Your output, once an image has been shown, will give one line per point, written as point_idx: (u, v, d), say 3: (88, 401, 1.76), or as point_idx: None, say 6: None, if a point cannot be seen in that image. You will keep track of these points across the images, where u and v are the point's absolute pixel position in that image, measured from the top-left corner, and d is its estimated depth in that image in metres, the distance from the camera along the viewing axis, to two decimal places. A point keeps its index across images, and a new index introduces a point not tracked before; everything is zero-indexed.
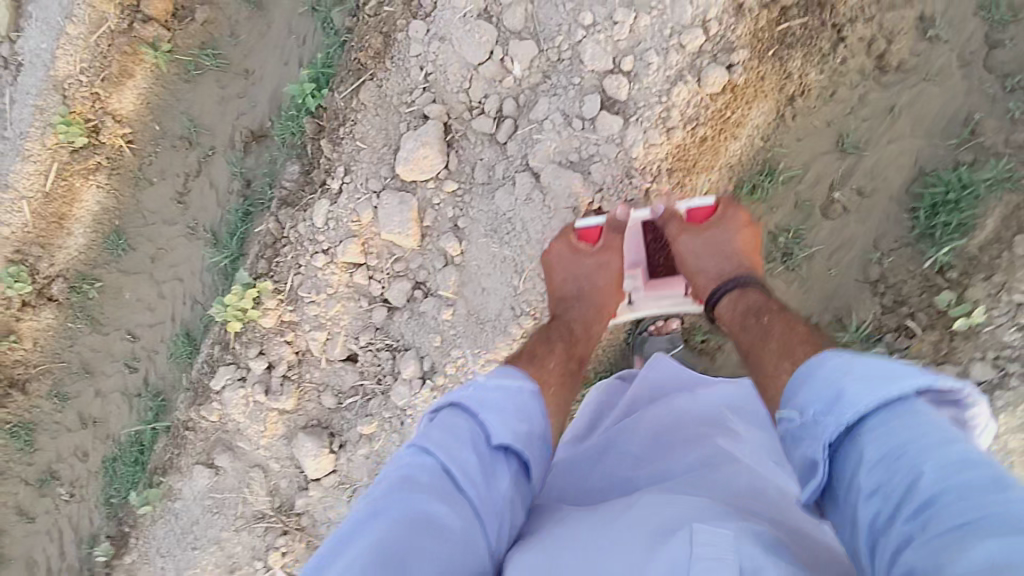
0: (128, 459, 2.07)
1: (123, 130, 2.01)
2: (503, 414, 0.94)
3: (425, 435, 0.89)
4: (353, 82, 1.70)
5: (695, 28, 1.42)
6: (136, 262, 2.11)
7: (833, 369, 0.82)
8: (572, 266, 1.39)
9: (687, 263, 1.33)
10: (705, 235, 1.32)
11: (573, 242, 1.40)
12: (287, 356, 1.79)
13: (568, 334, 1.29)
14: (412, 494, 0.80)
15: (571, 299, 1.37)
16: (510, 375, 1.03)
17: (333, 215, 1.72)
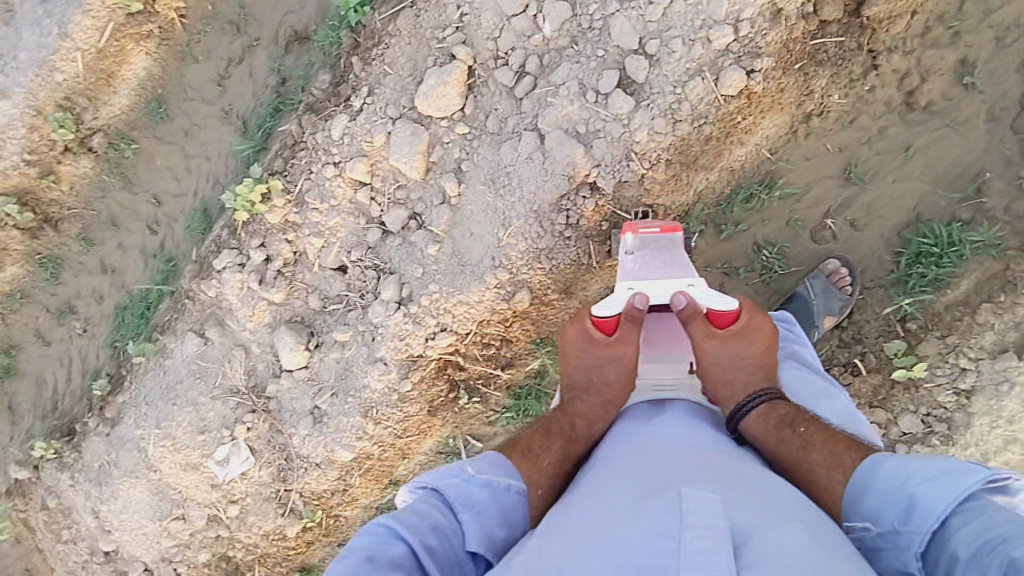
0: (136, 310, 2.24)
1: (177, 4, 2.11)
2: (474, 504, 1.12)
3: (395, 515, 1.07)
4: (394, 6, 1.74)
5: (725, 26, 1.41)
6: (171, 132, 2.23)
7: (893, 478, 1.03)
8: (584, 355, 1.38)
9: (714, 371, 1.31)
10: (730, 345, 1.31)
11: (589, 330, 1.39)
12: (285, 254, 1.92)
13: (568, 430, 1.30)
14: (380, 563, 0.97)
15: (579, 388, 1.37)
16: (503, 470, 1.20)
17: (349, 131, 1.80)
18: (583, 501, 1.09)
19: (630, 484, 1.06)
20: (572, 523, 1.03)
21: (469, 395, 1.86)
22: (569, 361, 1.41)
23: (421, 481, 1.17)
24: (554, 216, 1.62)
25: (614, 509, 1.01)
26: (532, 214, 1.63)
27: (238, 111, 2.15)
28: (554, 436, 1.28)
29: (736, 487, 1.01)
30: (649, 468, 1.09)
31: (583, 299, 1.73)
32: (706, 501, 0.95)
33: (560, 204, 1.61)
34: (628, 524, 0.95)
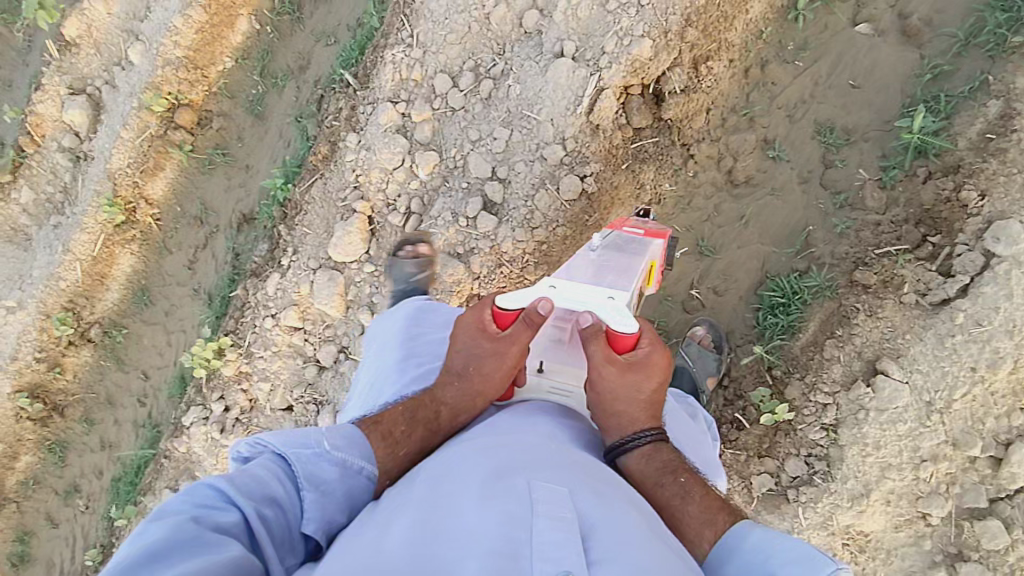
0: (126, 480, 2.45)
1: (152, 211, 2.52)
2: (325, 482, 0.98)
3: (227, 482, 0.89)
4: (309, 179, 2.11)
5: (554, 145, 1.70)
6: (154, 314, 2.58)
7: (759, 550, 0.92)
8: (469, 338, 1.11)
9: (602, 402, 1.05)
10: (628, 374, 1.04)
11: (483, 318, 1.09)
12: (241, 402, 2.15)
13: (432, 420, 1.11)
14: (206, 528, 0.80)
15: (453, 372, 1.13)
16: (356, 446, 1.04)
17: (282, 286, 2.08)
18: (415, 480, 0.92)
19: (472, 463, 0.91)
20: (399, 507, 0.86)
21: None
22: (454, 337, 1.15)
23: (266, 443, 1.01)
24: None
25: (455, 492, 0.85)
26: None
27: (206, 285, 2.50)
28: (416, 424, 1.10)
29: (589, 478, 0.91)
30: (493, 447, 0.95)
31: None
32: (558, 492, 0.83)
33: None
34: (472, 509, 0.80)
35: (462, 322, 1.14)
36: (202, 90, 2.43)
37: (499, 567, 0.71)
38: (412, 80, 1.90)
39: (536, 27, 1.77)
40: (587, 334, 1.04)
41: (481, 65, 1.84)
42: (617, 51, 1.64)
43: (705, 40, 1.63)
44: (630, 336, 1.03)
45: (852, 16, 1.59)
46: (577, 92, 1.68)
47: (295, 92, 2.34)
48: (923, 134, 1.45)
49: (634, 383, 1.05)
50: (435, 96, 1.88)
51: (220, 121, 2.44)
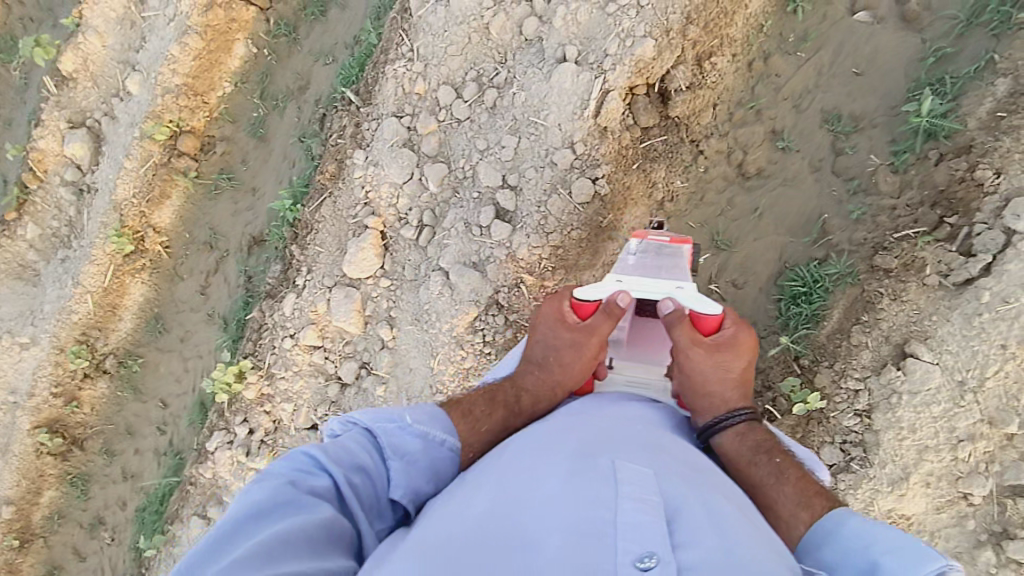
0: (151, 510, 2.44)
1: (161, 238, 2.52)
2: (409, 453, 1.09)
3: (319, 449, 1.02)
4: (318, 198, 2.11)
5: (564, 149, 1.70)
6: (169, 342, 2.58)
7: (856, 538, 0.97)
8: (550, 332, 1.33)
9: (694, 382, 1.24)
10: (714, 354, 1.24)
11: (563, 311, 1.33)
12: (264, 424, 2.15)
13: (513, 402, 1.29)
14: (302, 491, 0.93)
15: (535, 362, 1.34)
16: (437, 422, 1.17)
17: (298, 306, 2.08)
18: (511, 461, 1.03)
19: (561, 447, 1.03)
20: (496, 483, 0.98)
21: None
22: (536, 330, 1.37)
23: (356, 419, 1.14)
24: (471, 337, 1.81)
25: (545, 470, 0.97)
26: (452, 340, 1.83)
27: (219, 310, 2.49)
28: (496, 405, 1.27)
29: (670, 463, 1.01)
30: (581, 434, 1.06)
31: None
32: (642, 475, 0.93)
33: (474, 326, 1.81)
34: (560, 488, 0.91)
35: (543, 317, 1.36)
36: (203, 116, 2.44)
37: (585, 547, 0.81)
38: (416, 93, 1.91)
39: (535, 34, 1.78)
40: (671, 319, 1.25)
41: (484, 74, 1.84)
42: (619, 53, 1.65)
43: (706, 37, 1.63)
44: (710, 321, 1.27)
45: (850, 6, 1.61)
46: (583, 95, 1.68)
47: (297, 113, 2.35)
48: (932, 117, 1.45)
49: (721, 363, 1.24)
50: (439, 108, 1.88)
51: (223, 146, 2.45)
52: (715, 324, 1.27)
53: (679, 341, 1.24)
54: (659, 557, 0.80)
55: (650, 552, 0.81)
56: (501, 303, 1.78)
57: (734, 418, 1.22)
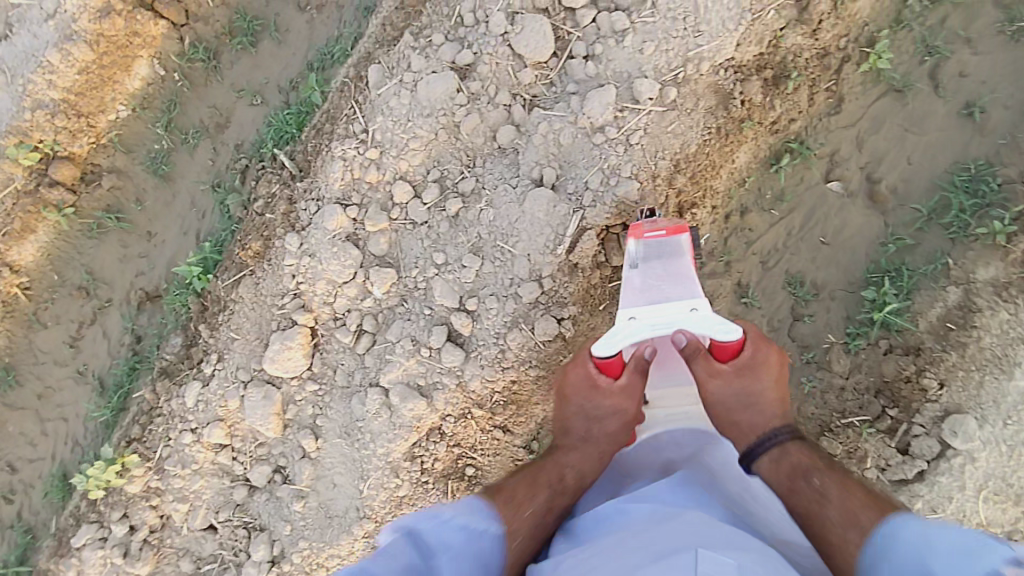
0: None
1: (20, 279, 2.07)
2: (450, 545, 1.07)
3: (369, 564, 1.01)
4: (234, 274, 1.84)
5: (531, 282, 1.59)
6: (23, 398, 2.15)
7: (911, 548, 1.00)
8: (583, 398, 1.37)
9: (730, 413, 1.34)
10: (739, 381, 1.34)
11: (592, 374, 1.36)
12: (150, 520, 1.86)
13: (556, 482, 1.31)
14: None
15: (576, 437, 1.38)
16: (480, 517, 1.16)
17: (203, 398, 1.82)
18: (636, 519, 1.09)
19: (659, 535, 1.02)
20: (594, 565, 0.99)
21: None
22: (568, 400, 1.40)
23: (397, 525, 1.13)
24: (409, 465, 1.69)
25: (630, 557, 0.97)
26: (387, 466, 1.69)
27: (93, 369, 2.12)
28: (540, 487, 1.29)
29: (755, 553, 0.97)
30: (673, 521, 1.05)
31: None
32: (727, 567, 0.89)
33: (412, 452, 1.69)
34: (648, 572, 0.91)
35: (573, 385, 1.39)
36: (87, 142, 2.00)
37: None
38: (366, 182, 1.69)
39: (510, 144, 1.61)
40: (689, 354, 1.36)
41: (447, 177, 1.65)
42: (600, 189, 1.55)
43: (692, 187, 1.56)
44: (723, 348, 1.33)
45: (826, 172, 1.60)
46: (556, 229, 1.57)
47: (210, 155, 2.00)
48: (888, 312, 1.51)
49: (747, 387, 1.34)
50: (392, 204, 1.68)
51: (112, 180, 2.03)
52: (732, 351, 1.33)
53: (698, 374, 1.35)
54: None
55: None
56: (444, 431, 1.68)
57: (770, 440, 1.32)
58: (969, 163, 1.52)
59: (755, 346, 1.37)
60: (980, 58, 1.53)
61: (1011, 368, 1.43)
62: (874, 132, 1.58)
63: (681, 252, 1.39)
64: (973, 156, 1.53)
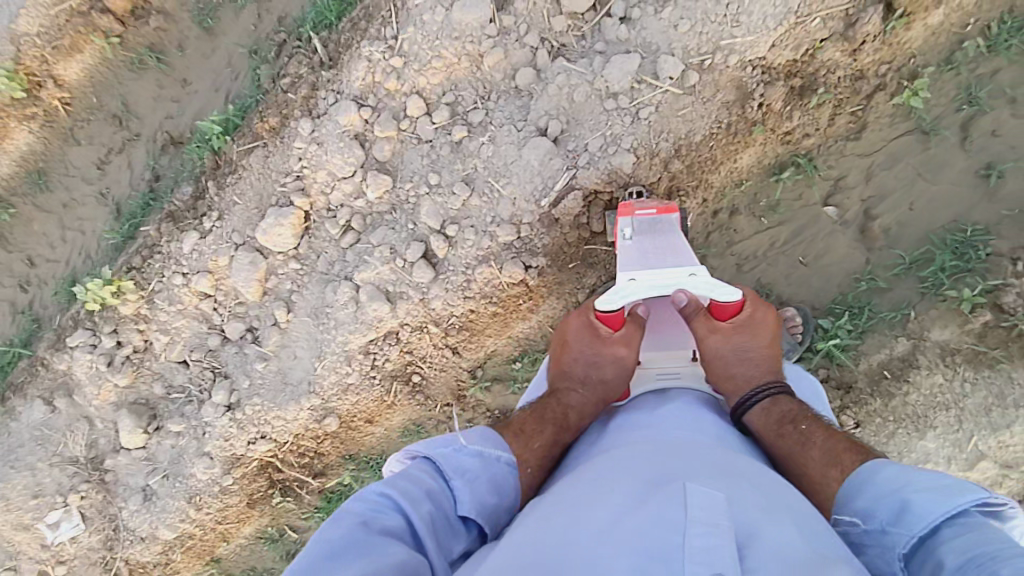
0: None
1: (62, 94, 2.19)
2: (467, 471, 1.13)
3: (383, 485, 1.05)
4: (249, 142, 1.93)
5: (508, 225, 1.66)
6: (50, 202, 2.30)
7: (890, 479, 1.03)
8: (584, 343, 1.43)
9: (716, 366, 1.39)
10: (732, 338, 1.39)
11: (593, 324, 1.43)
12: (135, 342, 2.06)
13: (561, 418, 1.35)
14: (372, 531, 0.95)
15: (575, 380, 1.42)
16: (490, 443, 1.21)
17: (199, 248, 1.98)
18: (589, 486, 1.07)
19: (625, 480, 1.05)
20: (560, 514, 1.00)
21: (283, 494, 2.06)
22: (569, 350, 1.46)
23: (412, 450, 1.17)
24: (362, 357, 1.84)
25: (607, 506, 0.98)
26: (343, 352, 1.84)
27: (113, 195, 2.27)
28: (546, 422, 1.34)
29: (731, 487, 1.00)
30: (634, 467, 1.08)
31: (387, 429, 1.95)
32: (709, 497, 0.92)
33: (368, 348, 1.84)
34: (625, 520, 0.92)
35: (575, 333, 1.46)
36: None
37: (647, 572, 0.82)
38: (385, 88, 1.74)
39: (526, 87, 1.64)
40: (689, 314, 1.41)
41: (460, 103, 1.69)
42: (597, 154, 1.58)
43: (685, 176, 1.58)
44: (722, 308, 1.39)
45: (825, 196, 1.58)
46: (546, 181, 1.62)
47: (254, 20, 2.06)
48: (833, 344, 1.53)
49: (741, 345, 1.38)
50: (404, 116, 1.74)
51: (159, 21, 2.12)
52: (730, 310, 1.40)
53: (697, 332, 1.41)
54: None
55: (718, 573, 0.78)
56: (400, 337, 1.81)
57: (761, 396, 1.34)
58: (967, 225, 1.48)
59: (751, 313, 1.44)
60: (1018, 121, 1.48)
61: (923, 429, 1.47)
62: (886, 168, 1.55)
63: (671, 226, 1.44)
64: (975, 219, 1.49)
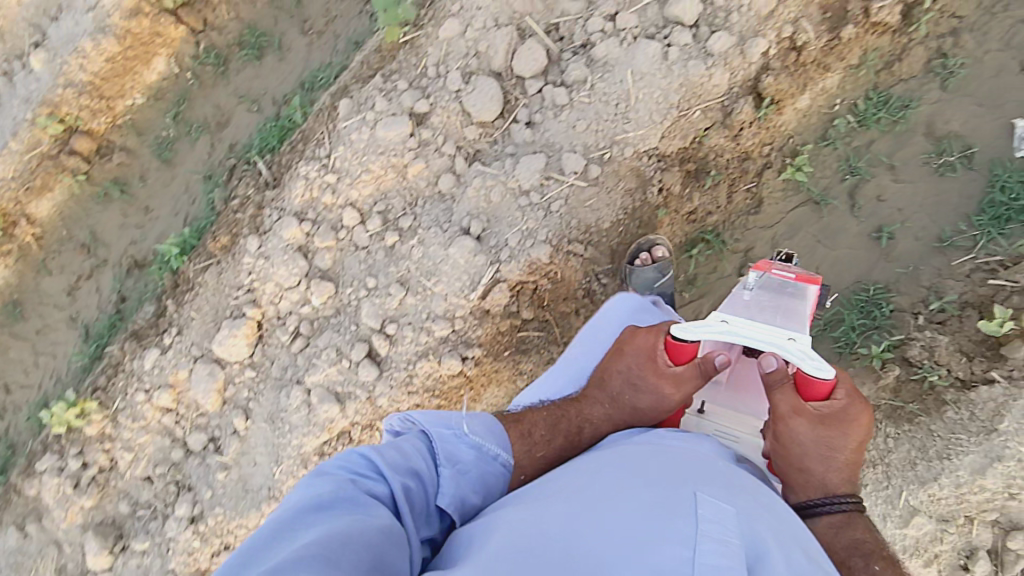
0: None
1: (35, 230, 2.34)
2: (461, 461, 1.17)
3: (377, 450, 1.10)
4: (205, 261, 2.04)
5: (442, 320, 1.74)
6: (25, 330, 2.39)
7: None
8: (635, 363, 1.30)
9: (791, 453, 1.16)
10: (818, 429, 1.14)
11: (656, 350, 1.27)
12: (101, 461, 2.10)
13: (573, 433, 1.32)
14: (359, 490, 1.00)
15: (608, 394, 1.35)
16: (492, 438, 1.24)
17: (159, 364, 2.04)
18: (595, 473, 1.04)
19: (636, 470, 1.02)
20: (570, 498, 0.99)
21: None
22: (621, 358, 1.35)
23: (413, 421, 1.22)
24: (316, 459, 1.89)
25: (618, 494, 0.96)
26: (298, 456, 1.89)
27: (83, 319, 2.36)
28: (557, 431, 1.31)
29: (744, 495, 0.99)
30: (645, 460, 1.06)
31: None
32: (721, 512, 0.91)
33: (322, 449, 1.89)
34: (641, 520, 0.90)
35: (634, 346, 1.33)
36: (104, 121, 2.25)
37: None
38: (322, 203, 1.87)
39: (449, 191, 1.76)
40: (771, 381, 1.19)
41: (390, 210, 1.82)
42: (517, 248, 1.68)
43: (601, 260, 1.69)
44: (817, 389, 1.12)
45: (738, 267, 1.67)
46: (472, 277, 1.71)
47: (208, 149, 2.23)
48: None
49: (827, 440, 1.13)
50: (341, 226, 1.85)
51: (122, 157, 2.28)
52: (825, 391, 1.13)
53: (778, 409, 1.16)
54: None
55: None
56: (352, 437, 1.86)
57: (834, 504, 1.16)
58: (869, 284, 1.57)
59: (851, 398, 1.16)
60: (900, 186, 1.60)
61: None
62: (789, 238, 1.65)
63: (804, 296, 1.29)
64: (875, 278, 1.59)
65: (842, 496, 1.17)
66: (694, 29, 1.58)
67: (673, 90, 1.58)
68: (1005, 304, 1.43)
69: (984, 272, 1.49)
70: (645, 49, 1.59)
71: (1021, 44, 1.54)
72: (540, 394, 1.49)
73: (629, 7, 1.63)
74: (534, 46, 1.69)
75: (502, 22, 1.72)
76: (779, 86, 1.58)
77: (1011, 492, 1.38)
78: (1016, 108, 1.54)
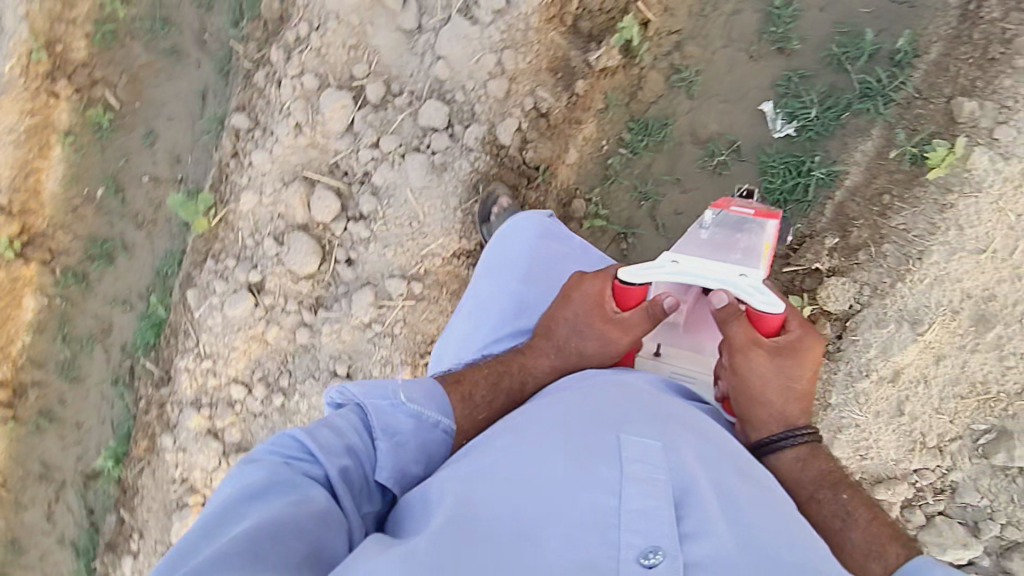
0: None
1: None
2: (400, 430, 1.02)
3: (312, 429, 0.97)
4: (137, 466, 2.19)
5: None
6: (26, 563, 2.35)
7: None
8: (582, 309, 1.21)
9: (749, 387, 1.11)
10: (775, 361, 1.10)
11: (604, 294, 1.19)
12: None
13: (515, 388, 1.18)
14: None
15: (553, 342, 1.23)
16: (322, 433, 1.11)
17: (139, 566, 2.19)
18: (514, 429, 0.99)
19: (566, 414, 0.98)
20: (491, 496, 0.86)
21: None
22: (567, 305, 1.24)
23: (350, 392, 1.06)
24: None
25: (542, 447, 0.92)
26: None
27: (53, 555, 2.32)
28: (499, 390, 1.17)
29: (659, 434, 0.92)
30: (579, 405, 1.00)
31: None
32: (647, 451, 0.88)
33: None
34: (585, 543, 0.78)
35: (580, 293, 1.23)
36: (8, 367, 2.28)
37: (584, 537, 0.79)
38: (210, 386, 2.00)
39: (308, 342, 1.87)
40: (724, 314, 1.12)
41: (269, 374, 1.94)
42: (381, 375, 1.80)
43: None
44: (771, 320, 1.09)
45: None
46: None
47: (104, 356, 2.26)
48: None
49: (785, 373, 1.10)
50: (234, 401, 1.99)
51: (37, 390, 2.30)
52: (777, 323, 1.11)
53: (737, 339, 1.10)
54: (665, 551, 0.77)
55: (653, 547, 0.77)
56: None
57: (792, 437, 1.11)
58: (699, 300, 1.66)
59: (804, 331, 1.12)
60: (689, 196, 1.65)
61: None
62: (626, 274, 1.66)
63: (764, 229, 1.23)
64: None
65: (800, 428, 1.12)
66: (449, 130, 1.66)
67: (451, 194, 1.68)
68: (802, 289, 1.55)
69: (780, 260, 1.57)
70: (413, 166, 1.67)
71: (740, 36, 1.61)
72: (451, 357, 1.41)
73: (386, 129, 1.70)
74: (323, 193, 1.76)
75: (288, 179, 1.80)
76: (543, 154, 1.67)
77: (861, 452, 1.51)
78: (759, 93, 1.60)
